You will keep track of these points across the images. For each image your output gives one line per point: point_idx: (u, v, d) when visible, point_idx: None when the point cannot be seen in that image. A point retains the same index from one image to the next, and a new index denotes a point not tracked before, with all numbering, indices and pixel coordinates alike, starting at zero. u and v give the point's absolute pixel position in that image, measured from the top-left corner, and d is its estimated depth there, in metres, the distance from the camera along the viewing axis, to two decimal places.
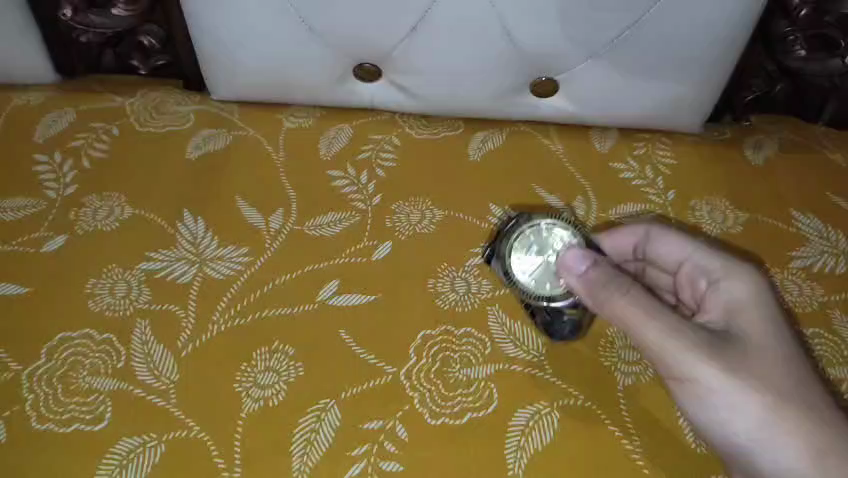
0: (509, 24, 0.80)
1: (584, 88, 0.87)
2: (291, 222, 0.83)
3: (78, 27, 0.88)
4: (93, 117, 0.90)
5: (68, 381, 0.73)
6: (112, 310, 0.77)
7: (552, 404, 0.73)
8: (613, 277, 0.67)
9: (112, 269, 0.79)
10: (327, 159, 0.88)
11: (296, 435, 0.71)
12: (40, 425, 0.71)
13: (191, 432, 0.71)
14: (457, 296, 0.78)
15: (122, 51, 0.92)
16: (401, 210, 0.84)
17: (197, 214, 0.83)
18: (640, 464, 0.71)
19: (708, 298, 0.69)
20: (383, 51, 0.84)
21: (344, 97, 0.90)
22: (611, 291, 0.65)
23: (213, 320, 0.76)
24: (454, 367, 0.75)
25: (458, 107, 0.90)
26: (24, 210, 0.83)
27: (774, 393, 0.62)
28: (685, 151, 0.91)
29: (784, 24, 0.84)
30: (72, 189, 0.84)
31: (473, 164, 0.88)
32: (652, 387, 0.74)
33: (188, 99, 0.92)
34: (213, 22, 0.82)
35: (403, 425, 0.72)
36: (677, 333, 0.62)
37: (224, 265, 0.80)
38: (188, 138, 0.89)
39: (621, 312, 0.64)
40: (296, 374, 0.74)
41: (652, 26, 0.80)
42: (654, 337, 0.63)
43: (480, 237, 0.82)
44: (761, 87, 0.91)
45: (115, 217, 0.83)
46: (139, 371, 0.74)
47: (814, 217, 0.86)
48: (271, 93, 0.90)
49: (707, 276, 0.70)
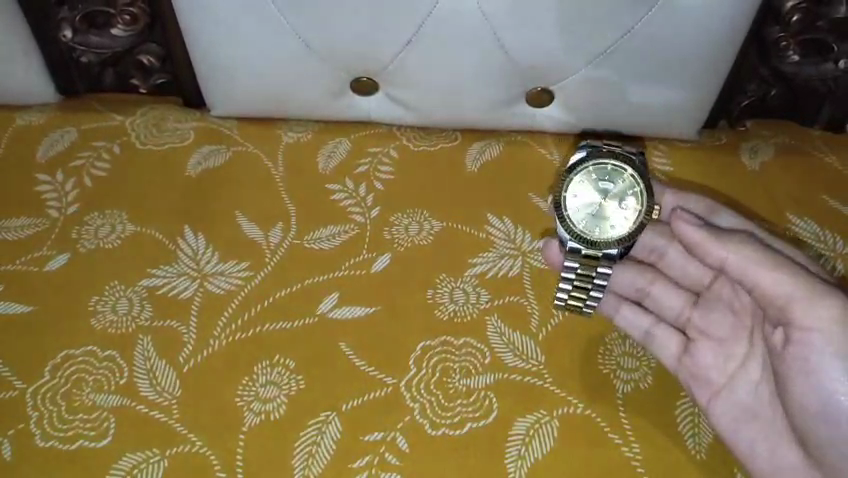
0: (503, 35, 0.81)
1: (579, 97, 0.88)
2: (290, 236, 0.83)
3: (79, 47, 0.90)
4: (94, 136, 0.91)
5: (72, 397, 0.74)
6: (115, 327, 0.78)
7: (552, 413, 0.73)
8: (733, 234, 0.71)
9: (115, 286, 0.80)
10: (325, 173, 0.89)
11: (297, 447, 0.71)
12: (45, 441, 0.72)
13: (194, 446, 0.72)
14: (456, 306, 0.79)
15: (122, 70, 0.93)
16: (399, 222, 0.84)
17: (197, 230, 0.84)
18: (640, 470, 0.71)
19: None
20: (379, 65, 0.85)
21: (341, 111, 0.91)
22: (738, 244, 0.70)
23: (214, 335, 0.77)
24: (455, 377, 0.75)
25: (456, 119, 0.90)
26: (26, 229, 0.84)
27: None
28: (681, 158, 0.92)
29: (777, 30, 0.86)
30: (74, 207, 0.85)
31: (471, 174, 0.89)
32: (650, 394, 0.75)
33: (188, 116, 0.93)
34: (211, 38, 0.84)
35: (403, 436, 0.72)
36: (811, 286, 0.67)
37: (225, 279, 0.80)
38: (187, 154, 0.90)
39: (751, 256, 0.69)
40: (298, 387, 0.74)
41: (644, 33, 0.81)
42: (792, 283, 0.67)
43: (479, 247, 0.83)
44: (756, 92, 0.91)
45: (117, 234, 0.84)
46: (142, 386, 0.74)
47: (811, 221, 0.87)
48: (268, 110, 0.91)
49: None
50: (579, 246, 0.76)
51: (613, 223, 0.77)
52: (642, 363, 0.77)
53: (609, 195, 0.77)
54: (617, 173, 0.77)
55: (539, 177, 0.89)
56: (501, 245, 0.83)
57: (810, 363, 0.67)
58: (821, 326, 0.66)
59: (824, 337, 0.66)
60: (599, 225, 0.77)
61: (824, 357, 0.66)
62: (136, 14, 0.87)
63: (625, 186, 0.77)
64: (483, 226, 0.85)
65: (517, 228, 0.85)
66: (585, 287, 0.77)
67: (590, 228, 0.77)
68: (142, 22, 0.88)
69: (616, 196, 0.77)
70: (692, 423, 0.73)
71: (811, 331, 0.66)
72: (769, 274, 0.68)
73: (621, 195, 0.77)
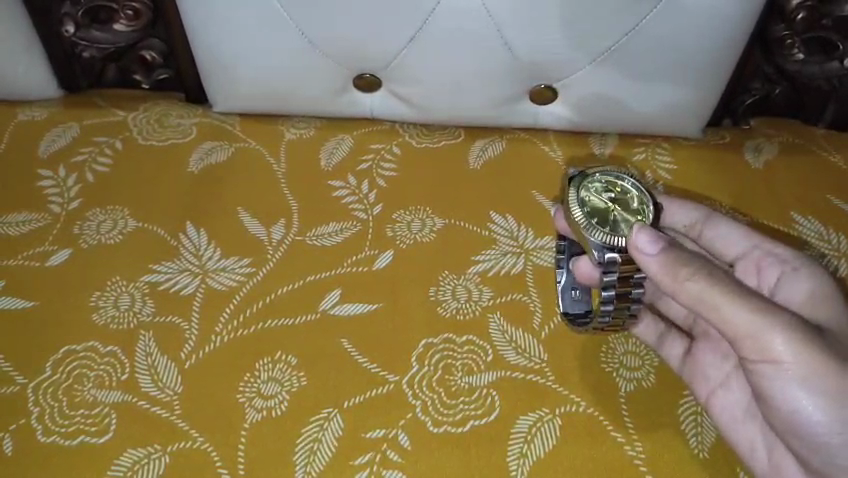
0: (508, 34, 0.81)
1: (583, 96, 0.88)
2: (292, 233, 0.83)
3: (81, 43, 0.91)
4: (96, 132, 0.91)
5: (73, 394, 0.73)
6: (117, 323, 0.77)
7: (554, 411, 0.72)
8: (687, 259, 0.64)
9: (116, 282, 0.80)
10: (328, 170, 0.88)
11: (298, 444, 0.70)
12: (46, 437, 0.71)
13: (195, 443, 0.70)
14: (458, 304, 0.78)
15: (124, 66, 0.94)
16: (401, 225, 0.84)
17: (199, 226, 0.84)
18: (643, 470, 0.70)
19: (779, 289, 0.74)
20: (382, 61, 0.85)
21: (344, 108, 0.91)
22: (692, 271, 0.63)
23: (216, 331, 0.76)
24: (457, 375, 0.74)
25: (459, 117, 0.90)
26: (28, 225, 0.84)
27: (834, 391, 0.62)
28: (686, 157, 0.91)
29: (782, 28, 0.85)
30: (76, 204, 0.85)
31: (474, 171, 0.89)
32: (652, 393, 0.74)
33: (190, 113, 0.93)
34: (213, 35, 0.84)
35: (405, 434, 0.71)
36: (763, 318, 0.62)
37: (227, 275, 0.80)
38: (189, 151, 0.89)
39: (701, 295, 0.63)
40: (300, 384, 0.73)
41: (649, 31, 0.80)
42: (740, 318, 0.62)
43: (481, 244, 0.83)
44: (760, 90, 0.92)
45: (119, 230, 0.83)
46: (143, 382, 0.74)
47: (815, 220, 0.86)
48: (270, 106, 0.91)
49: (783, 265, 0.75)
50: (616, 255, 0.71)
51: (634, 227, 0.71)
52: (644, 362, 0.76)
53: (617, 202, 0.73)
54: (614, 178, 0.74)
55: (541, 175, 0.89)
56: (503, 243, 0.83)
57: (771, 389, 0.64)
58: (772, 360, 0.62)
59: (777, 367, 0.63)
60: (624, 229, 0.71)
61: (780, 385, 0.63)
62: (138, 10, 0.88)
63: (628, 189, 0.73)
64: (485, 224, 0.84)
65: (519, 226, 0.84)
66: (627, 302, 0.74)
67: (617, 234, 0.71)
68: (144, 17, 0.88)
69: (624, 200, 0.73)
70: (695, 421, 0.73)
71: (764, 364, 0.63)
72: (717, 312, 0.63)
73: (628, 199, 0.73)
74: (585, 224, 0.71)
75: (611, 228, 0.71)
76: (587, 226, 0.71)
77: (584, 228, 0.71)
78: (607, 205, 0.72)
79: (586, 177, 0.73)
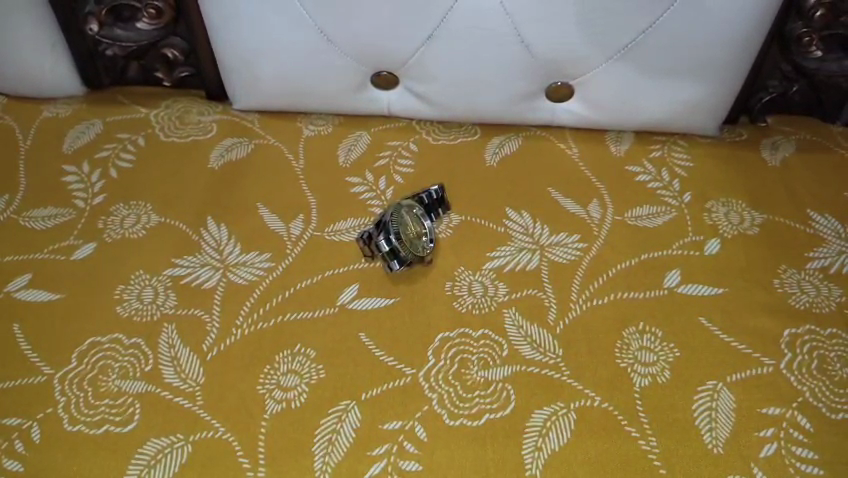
0: (524, 31, 0.81)
1: (597, 94, 0.89)
2: (311, 228, 0.85)
3: (104, 41, 0.92)
4: (120, 128, 0.94)
5: (98, 384, 0.74)
6: (140, 315, 0.78)
7: (569, 406, 0.73)
8: None
9: (140, 275, 0.81)
10: (346, 166, 0.90)
11: (317, 435, 0.71)
12: (72, 426, 0.71)
13: (217, 432, 0.71)
14: (475, 299, 0.79)
15: (146, 64, 0.96)
16: (408, 221, 0.83)
17: (219, 221, 0.85)
18: (658, 465, 0.69)
19: None
20: (399, 60, 0.87)
21: (362, 106, 0.93)
22: None
23: (237, 324, 0.77)
24: (473, 369, 0.75)
25: (475, 114, 0.92)
26: (54, 218, 0.85)
27: None
28: (701, 154, 0.92)
29: (800, 25, 0.85)
30: (100, 198, 0.87)
31: (491, 169, 0.90)
32: (669, 389, 0.74)
33: (211, 110, 0.96)
34: (236, 34, 0.85)
35: (422, 426, 0.71)
36: None
37: (247, 270, 0.81)
38: (209, 148, 0.92)
39: None
40: (318, 376, 0.74)
41: (665, 28, 0.81)
42: None
43: (497, 240, 0.84)
44: (777, 88, 0.92)
45: (142, 225, 0.85)
46: (166, 373, 0.75)
47: (831, 217, 0.86)
48: (292, 103, 0.93)
49: None
50: None
51: (408, 230, 0.82)
52: (660, 357, 0.76)
53: (422, 217, 0.84)
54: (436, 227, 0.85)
55: (556, 172, 0.90)
56: (517, 239, 0.84)
57: None
58: None
59: None
60: (414, 233, 0.82)
61: None
62: (160, 9, 0.89)
63: (417, 211, 0.84)
64: (501, 221, 0.85)
65: (535, 223, 0.85)
66: None
67: (409, 236, 0.82)
68: (167, 16, 0.90)
69: (419, 220, 0.83)
70: (710, 417, 0.72)
71: None
72: None
73: (418, 218, 0.83)
74: (423, 237, 0.83)
75: (422, 236, 0.83)
76: (423, 237, 0.83)
77: (423, 239, 0.83)
78: (423, 220, 0.83)
79: (414, 204, 0.84)
